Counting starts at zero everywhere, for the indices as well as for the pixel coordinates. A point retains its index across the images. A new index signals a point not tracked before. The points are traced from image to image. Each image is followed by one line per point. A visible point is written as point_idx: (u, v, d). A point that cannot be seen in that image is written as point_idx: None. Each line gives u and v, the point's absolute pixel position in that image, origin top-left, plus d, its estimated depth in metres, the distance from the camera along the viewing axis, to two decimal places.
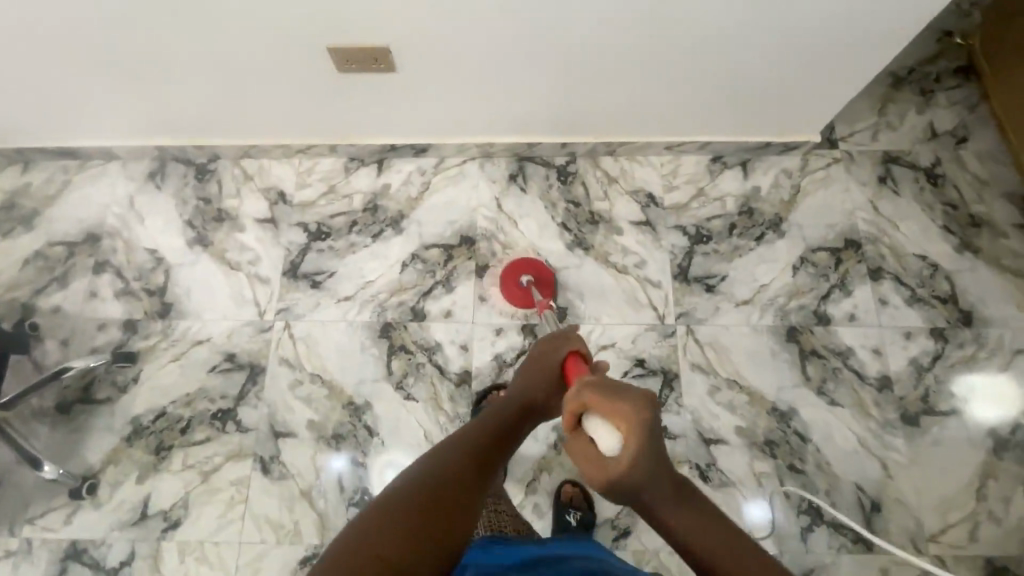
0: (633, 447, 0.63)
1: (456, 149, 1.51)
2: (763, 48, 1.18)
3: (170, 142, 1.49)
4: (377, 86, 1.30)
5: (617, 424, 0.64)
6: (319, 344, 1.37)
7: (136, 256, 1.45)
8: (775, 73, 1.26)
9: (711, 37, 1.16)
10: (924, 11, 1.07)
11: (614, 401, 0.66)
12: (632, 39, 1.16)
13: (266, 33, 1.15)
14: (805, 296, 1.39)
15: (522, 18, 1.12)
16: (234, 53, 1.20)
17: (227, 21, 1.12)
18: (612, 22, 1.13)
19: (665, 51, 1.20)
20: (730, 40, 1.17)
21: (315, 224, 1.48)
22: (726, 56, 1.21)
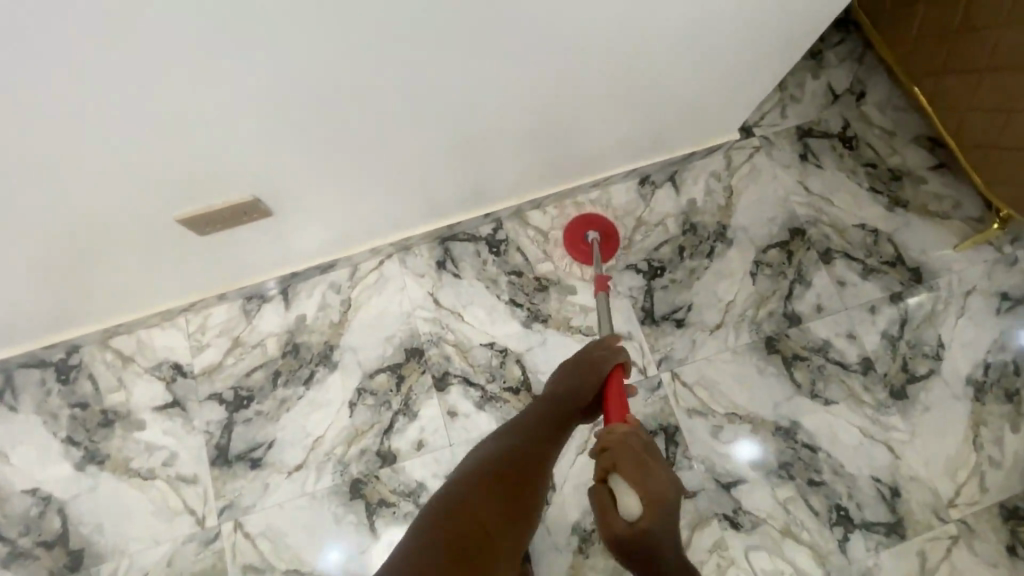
0: (654, 512, 0.74)
1: (367, 253, 1.32)
2: (657, 85, 1.10)
3: (10, 349, 1.20)
4: (256, 230, 1.11)
5: (649, 487, 0.75)
6: (284, 532, 1.16)
7: (14, 505, 1.15)
8: (677, 99, 1.18)
9: (606, 91, 1.08)
10: (807, 20, 1.03)
11: (646, 475, 0.76)
12: (519, 114, 1.06)
13: (94, 221, 0.94)
14: (771, 301, 1.35)
15: (401, 126, 0.97)
16: (58, 249, 0.97)
17: (32, 226, 0.90)
18: (502, 105, 1.01)
19: (557, 114, 1.09)
20: (622, 87, 1.08)
21: (231, 390, 1.24)
22: (621, 101, 1.12)
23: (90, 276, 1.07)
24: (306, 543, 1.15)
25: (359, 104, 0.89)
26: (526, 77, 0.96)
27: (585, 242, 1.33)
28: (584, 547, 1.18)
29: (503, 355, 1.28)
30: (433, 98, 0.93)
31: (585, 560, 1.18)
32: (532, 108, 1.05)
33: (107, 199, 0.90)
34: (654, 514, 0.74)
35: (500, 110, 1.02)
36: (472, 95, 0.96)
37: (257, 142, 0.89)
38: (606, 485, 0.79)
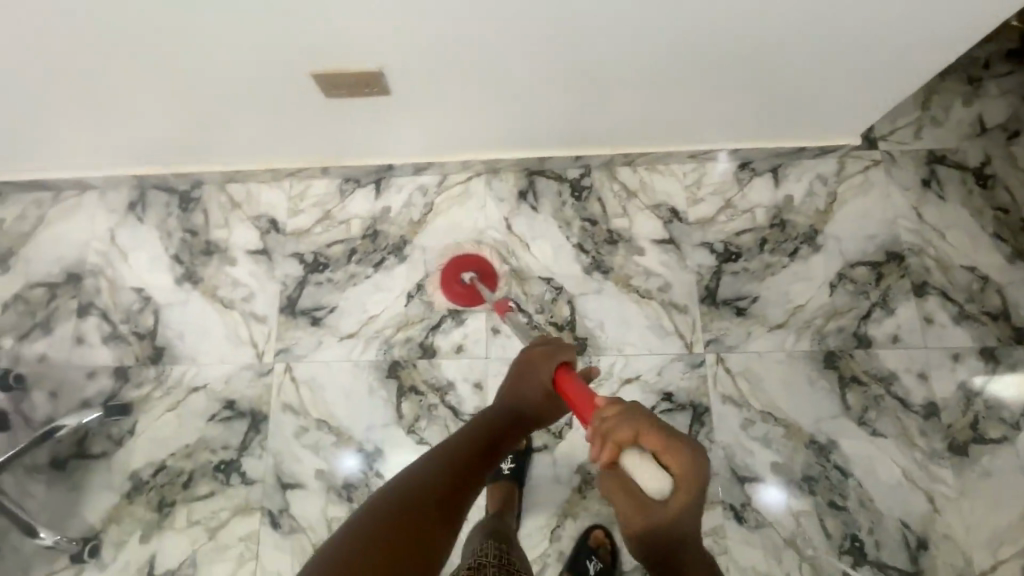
0: (676, 488, 0.65)
1: (458, 166, 1.39)
2: (795, 58, 1.05)
3: (148, 169, 1.38)
4: (372, 111, 1.20)
5: (664, 462, 0.67)
6: (323, 387, 1.28)
7: (122, 297, 1.36)
8: (807, 81, 1.13)
9: (739, 53, 1.04)
10: (984, 18, 0.94)
11: (670, 452, 0.67)
12: (640, 62, 1.06)
13: (241, 66, 1.04)
14: (844, 317, 1.29)
15: (530, 37, 0.99)
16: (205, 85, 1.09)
17: (191, 58, 1.01)
18: (631, 43, 1.01)
19: (678, 69, 1.09)
20: (756, 56, 1.05)
21: (312, 254, 1.37)
22: (747, 71, 1.09)
23: (225, 119, 1.20)
24: (339, 402, 1.27)
25: (497, 12, 0.93)
26: (660, 25, 0.97)
27: (462, 284, 1.28)
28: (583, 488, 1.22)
29: (556, 292, 1.32)
30: (568, 16, 0.94)
31: (581, 501, 1.21)
32: (655, 59, 1.05)
33: (257, 50, 1.01)
34: (676, 489, 0.65)
35: (624, 51, 1.03)
36: (604, 29, 0.97)
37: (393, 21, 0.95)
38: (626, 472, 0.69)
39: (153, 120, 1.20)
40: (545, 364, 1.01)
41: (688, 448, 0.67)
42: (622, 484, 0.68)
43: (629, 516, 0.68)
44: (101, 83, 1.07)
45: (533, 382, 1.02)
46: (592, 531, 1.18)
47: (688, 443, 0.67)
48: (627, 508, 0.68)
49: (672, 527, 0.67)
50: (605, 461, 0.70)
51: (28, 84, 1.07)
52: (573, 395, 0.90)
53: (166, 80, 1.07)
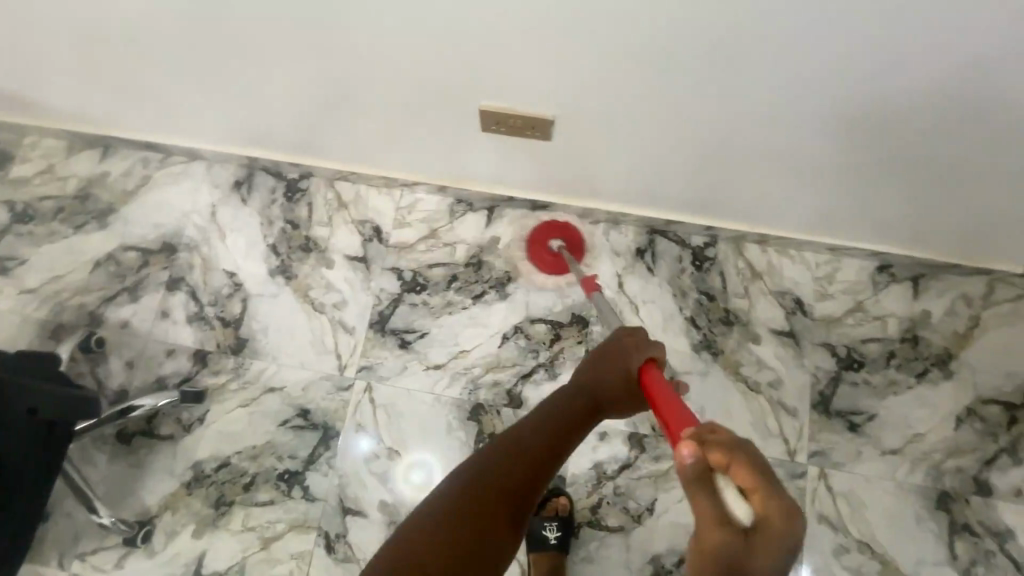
0: (762, 540, 0.45)
1: (580, 210, 1.31)
2: (969, 164, 1.01)
3: (263, 152, 1.34)
4: (520, 149, 1.18)
5: (756, 507, 0.47)
6: (402, 415, 1.23)
7: (214, 278, 1.32)
8: (980, 196, 1.07)
9: (909, 151, 1.01)
10: None
11: (763, 491, 0.47)
12: (816, 140, 1.02)
13: (410, 78, 1.05)
14: (966, 457, 1.18)
15: (703, 99, 0.99)
16: (364, 87, 1.09)
17: (365, 63, 1.03)
18: (803, 121, 0.99)
19: (854, 155, 1.04)
20: (927, 156, 1.01)
21: (411, 272, 1.31)
22: (924, 170, 1.04)
23: (369, 122, 1.18)
24: (415, 434, 1.22)
25: (681, 68, 0.94)
26: (857, 103, 0.94)
27: (550, 250, 1.30)
28: None
29: (659, 365, 1.24)
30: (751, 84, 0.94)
31: None
32: (834, 138, 1.01)
33: (438, 62, 1.00)
34: (756, 540, 0.45)
35: (806, 126, 1.00)
36: (796, 97, 0.95)
37: (579, 63, 0.96)
38: (699, 498, 0.48)
39: (297, 109, 1.18)
40: (634, 359, 0.80)
41: (787, 497, 0.47)
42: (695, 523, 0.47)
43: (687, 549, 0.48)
44: (267, 64, 1.08)
45: (612, 376, 0.80)
46: None
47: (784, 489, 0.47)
48: (703, 548, 0.45)
49: None
50: (685, 477, 0.48)
51: (197, 48, 1.07)
52: (652, 391, 0.72)
53: (337, 75, 1.07)
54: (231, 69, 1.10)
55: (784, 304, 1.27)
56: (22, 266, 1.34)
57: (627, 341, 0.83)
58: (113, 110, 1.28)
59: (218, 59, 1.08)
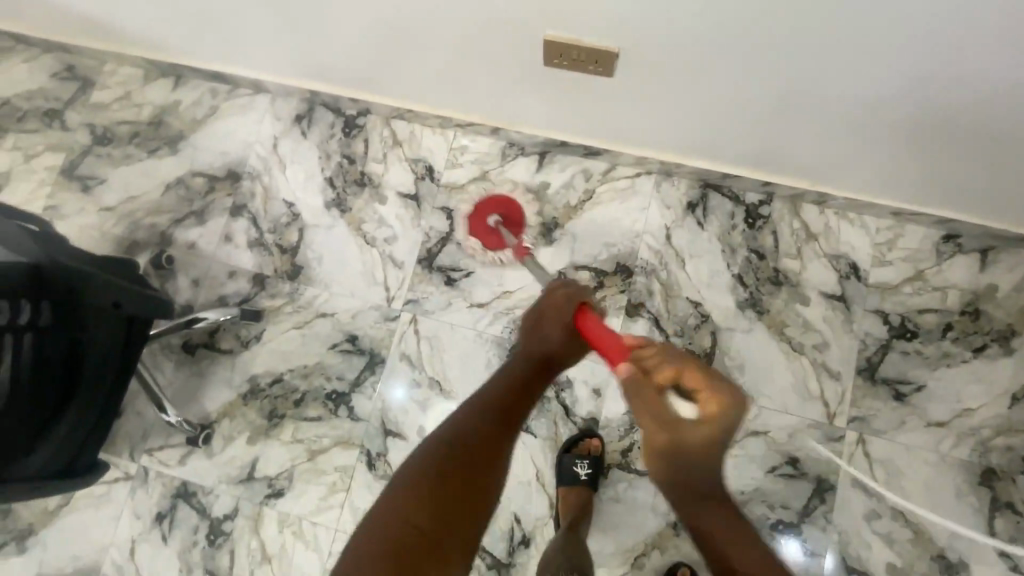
0: (703, 422, 0.66)
1: (632, 159, 1.30)
2: None
3: (324, 86, 1.37)
4: (581, 85, 1.14)
5: (702, 400, 0.68)
6: (443, 348, 1.28)
7: (273, 206, 1.38)
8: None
9: (995, 109, 0.93)
10: None
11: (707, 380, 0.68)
12: (899, 91, 0.95)
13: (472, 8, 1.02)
14: (1019, 436, 1.14)
15: (772, 42, 0.93)
16: (427, 18, 1.07)
17: None
18: (878, 71, 0.92)
19: (939, 110, 0.96)
20: (1016, 117, 0.93)
21: (460, 212, 1.34)
22: (1007, 132, 0.97)
23: (427, 53, 1.17)
24: (455, 367, 1.27)
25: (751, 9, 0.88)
26: (940, 54, 0.86)
27: (489, 226, 1.24)
28: (679, 526, 1.17)
29: (701, 319, 1.24)
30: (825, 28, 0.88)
31: (673, 536, 1.16)
32: (919, 90, 0.94)
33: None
34: (717, 424, 0.66)
35: (891, 75, 0.92)
36: (882, 43, 0.87)
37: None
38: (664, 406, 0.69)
39: (356, 39, 1.18)
40: (564, 310, 0.88)
41: (732, 392, 0.66)
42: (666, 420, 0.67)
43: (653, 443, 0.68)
44: None
45: (557, 331, 0.87)
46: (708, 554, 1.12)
47: (728, 383, 0.67)
48: (653, 433, 0.68)
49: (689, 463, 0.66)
50: (633, 386, 0.70)
51: None
52: (593, 333, 0.83)
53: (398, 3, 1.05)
54: None
55: (838, 268, 1.24)
56: (102, 186, 1.43)
57: (558, 295, 0.90)
58: (184, 38, 1.33)
59: None
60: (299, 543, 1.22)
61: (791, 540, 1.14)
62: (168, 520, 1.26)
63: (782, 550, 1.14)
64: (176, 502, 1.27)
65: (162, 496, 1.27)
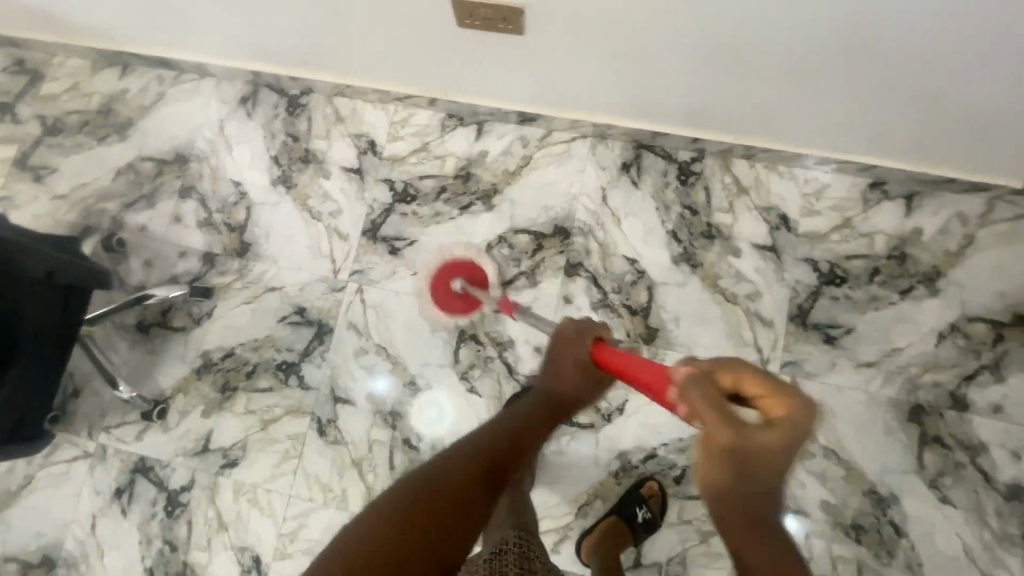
0: (771, 429, 0.58)
1: (567, 124, 1.32)
2: (957, 68, 0.95)
3: (264, 67, 1.39)
4: (499, 47, 1.14)
5: (767, 406, 0.60)
6: (389, 315, 1.31)
7: (221, 187, 1.41)
8: (997, 94, 0.98)
9: (891, 55, 0.95)
10: None
11: (779, 389, 0.60)
12: (817, 32, 0.94)
13: None
14: (944, 372, 1.18)
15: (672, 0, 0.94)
16: None
17: None
18: (778, 23, 0.94)
19: (853, 52, 0.96)
20: (912, 60, 0.95)
21: (402, 183, 1.37)
22: (908, 77, 0.99)
23: (349, 26, 1.18)
24: (401, 333, 1.30)
25: None
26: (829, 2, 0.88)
27: (455, 293, 1.24)
28: (620, 475, 1.20)
29: (638, 275, 1.27)
30: None
31: (615, 485, 1.20)
32: (836, 29, 0.93)
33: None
34: (786, 438, 0.58)
35: (789, 26, 0.94)
36: None
37: None
38: (723, 405, 0.61)
39: (282, 16, 1.20)
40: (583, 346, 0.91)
41: (799, 399, 0.59)
42: (724, 418, 0.59)
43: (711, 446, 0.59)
44: None
45: (569, 370, 0.92)
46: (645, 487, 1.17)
47: (803, 394, 0.59)
48: (712, 435, 0.59)
49: (753, 475, 0.58)
50: (693, 383, 0.63)
51: None
52: (615, 360, 0.85)
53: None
54: None
55: (768, 220, 1.27)
56: (53, 175, 1.46)
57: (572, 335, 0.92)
58: (122, 24, 1.35)
59: None
60: (254, 510, 1.25)
61: None
62: (127, 494, 1.29)
63: None
64: (134, 477, 1.30)
65: (121, 472, 1.30)
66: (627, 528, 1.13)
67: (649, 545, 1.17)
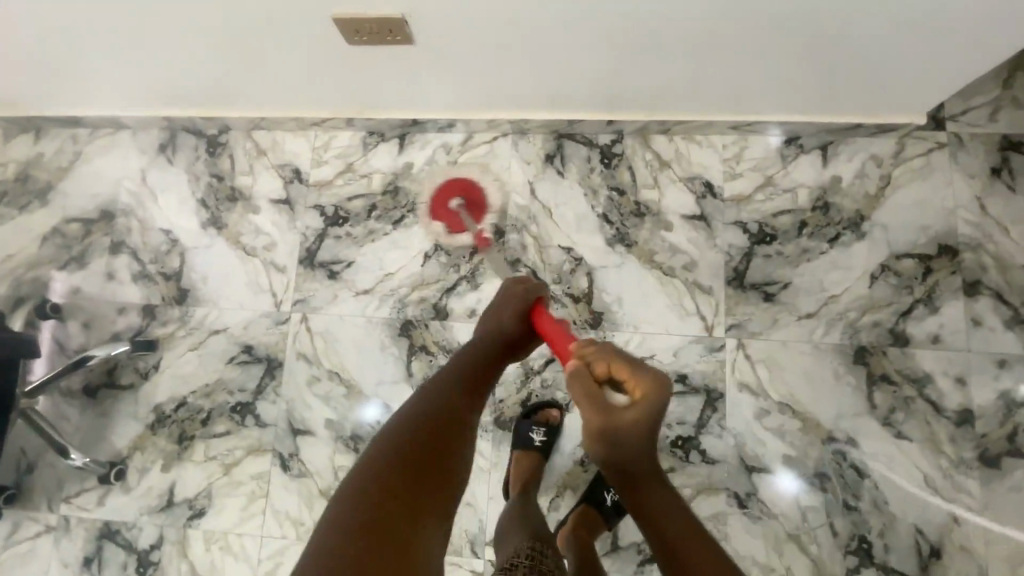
0: (637, 403, 0.62)
1: (485, 125, 1.34)
2: (838, 27, 0.97)
3: (178, 111, 1.38)
4: (396, 60, 1.14)
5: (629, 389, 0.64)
6: (337, 340, 1.30)
7: (151, 238, 1.39)
8: (878, 45, 1.00)
9: (773, 25, 0.97)
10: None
11: (634, 368, 0.65)
12: (698, 12, 0.96)
13: (259, 10, 1.01)
14: (882, 312, 1.21)
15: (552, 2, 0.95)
16: (224, 28, 1.06)
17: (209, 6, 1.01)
18: (658, 8, 0.95)
19: (738, 26, 0.98)
20: (792, 28, 0.98)
21: (332, 207, 1.37)
22: (795, 41, 1.01)
23: (243, 60, 1.17)
24: (351, 355, 1.29)
25: None
26: None
27: (450, 210, 1.21)
28: (586, 462, 1.21)
29: (576, 262, 1.28)
30: None
31: (582, 473, 1.21)
32: (710, 5, 0.94)
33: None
34: (647, 415, 0.61)
35: (669, 11, 0.96)
36: None
37: None
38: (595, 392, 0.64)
39: (178, 62, 1.19)
40: (521, 298, 0.87)
41: (652, 374, 0.64)
42: (595, 403, 0.63)
43: (588, 437, 0.63)
44: (122, 21, 1.06)
45: (508, 319, 0.84)
46: None
47: (648, 368, 0.64)
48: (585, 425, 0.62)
49: (629, 460, 0.62)
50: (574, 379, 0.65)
51: (51, 14, 1.06)
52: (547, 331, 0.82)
53: (183, 13, 1.03)
54: (91, 29, 1.09)
55: (694, 189, 1.29)
56: None
57: (516, 286, 0.89)
58: (24, 89, 1.33)
59: (76, 22, 1.07)
60: (228, 557, 1.23)
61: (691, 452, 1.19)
62: (97, 562, 1.26)
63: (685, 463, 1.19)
64: (101, 544, 1.27)
65: (87, 541, 1.27)
66: (598, 514, 1.13)
67: (623, 524, 1.18)
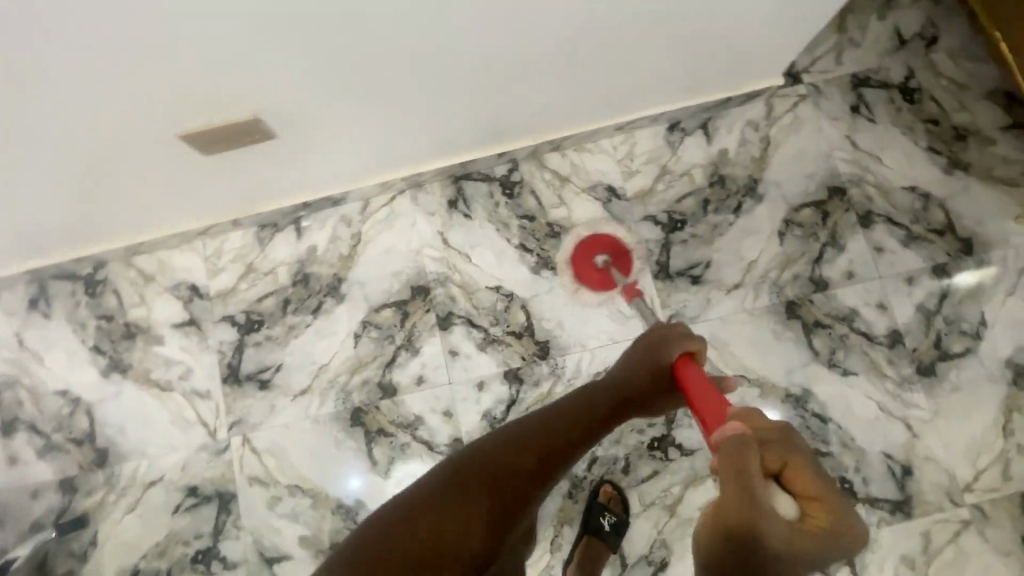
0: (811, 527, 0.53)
1: (378, 188, 1.30)
2: (675, 26, 1.02)
3: (43, 259, 1.26)
4: (264, 155, 1.08)
5: (807, 507, 0.55)
6: (287, 450, 1.21)
7: (48, 404, 1.25)
8: (717, 30, 1.06)
9: (618, 37, 1.01)
10: None
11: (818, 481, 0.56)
12: (545, 41, 0.97)
13: (94, 146, 0.93)
14: (798, 264, 1.27)
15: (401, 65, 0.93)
16: (62, 171, 0.97)
17: (36, 156, 0.92)
18: (506, 48, 0.96)
19: (585, 45, 1.01)
20: (636, 35, 1.02)
21: (243, 314, 1.28)
22: (642, 45, 1.05)
23: (95, 194, 1.07)
24: (307, 462, 1.21)
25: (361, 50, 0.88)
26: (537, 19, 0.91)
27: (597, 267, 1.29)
28: (574, 492, 1.20)
29: (508, 298, 1.27)
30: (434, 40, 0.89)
31: (573, 504, 1.19)
32: (555, 32, 0.96)
33: (84, 110, 0.85)
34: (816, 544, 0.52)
35: (517, 48, 0.97)
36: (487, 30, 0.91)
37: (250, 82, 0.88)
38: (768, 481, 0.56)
39: (23, 215, 1.08)
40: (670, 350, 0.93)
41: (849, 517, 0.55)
42: (752, 483, 0.54)
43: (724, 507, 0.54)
44: None
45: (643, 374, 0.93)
46: (602, 489, 1.18)
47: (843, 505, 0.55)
48: (729, 496, 0.54)
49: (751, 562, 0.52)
50: (737, 443, 0.58)
51: None
52: (690, 383, 0.84)
53: (7, 168, 0.93)
54: None
55: (599, 196, 1.31)
56: None
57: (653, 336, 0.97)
58: None
59: None
60: None
61: (669, 450, 1.20)
62: None
63: (666, 462, 1.20)
64: None
65: None
66: (600, 542, 1.12)
67: (627, 542, 1.17)
